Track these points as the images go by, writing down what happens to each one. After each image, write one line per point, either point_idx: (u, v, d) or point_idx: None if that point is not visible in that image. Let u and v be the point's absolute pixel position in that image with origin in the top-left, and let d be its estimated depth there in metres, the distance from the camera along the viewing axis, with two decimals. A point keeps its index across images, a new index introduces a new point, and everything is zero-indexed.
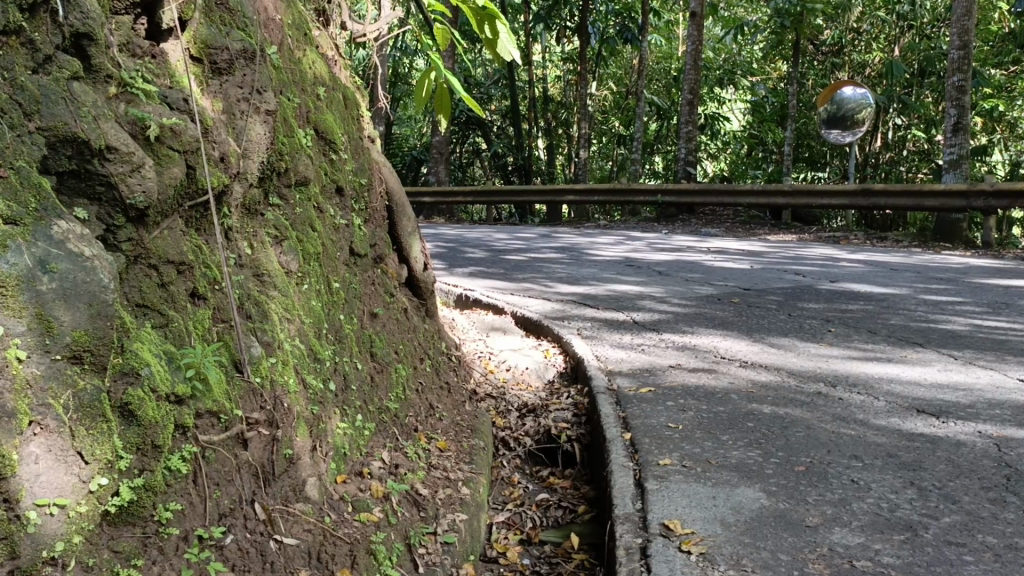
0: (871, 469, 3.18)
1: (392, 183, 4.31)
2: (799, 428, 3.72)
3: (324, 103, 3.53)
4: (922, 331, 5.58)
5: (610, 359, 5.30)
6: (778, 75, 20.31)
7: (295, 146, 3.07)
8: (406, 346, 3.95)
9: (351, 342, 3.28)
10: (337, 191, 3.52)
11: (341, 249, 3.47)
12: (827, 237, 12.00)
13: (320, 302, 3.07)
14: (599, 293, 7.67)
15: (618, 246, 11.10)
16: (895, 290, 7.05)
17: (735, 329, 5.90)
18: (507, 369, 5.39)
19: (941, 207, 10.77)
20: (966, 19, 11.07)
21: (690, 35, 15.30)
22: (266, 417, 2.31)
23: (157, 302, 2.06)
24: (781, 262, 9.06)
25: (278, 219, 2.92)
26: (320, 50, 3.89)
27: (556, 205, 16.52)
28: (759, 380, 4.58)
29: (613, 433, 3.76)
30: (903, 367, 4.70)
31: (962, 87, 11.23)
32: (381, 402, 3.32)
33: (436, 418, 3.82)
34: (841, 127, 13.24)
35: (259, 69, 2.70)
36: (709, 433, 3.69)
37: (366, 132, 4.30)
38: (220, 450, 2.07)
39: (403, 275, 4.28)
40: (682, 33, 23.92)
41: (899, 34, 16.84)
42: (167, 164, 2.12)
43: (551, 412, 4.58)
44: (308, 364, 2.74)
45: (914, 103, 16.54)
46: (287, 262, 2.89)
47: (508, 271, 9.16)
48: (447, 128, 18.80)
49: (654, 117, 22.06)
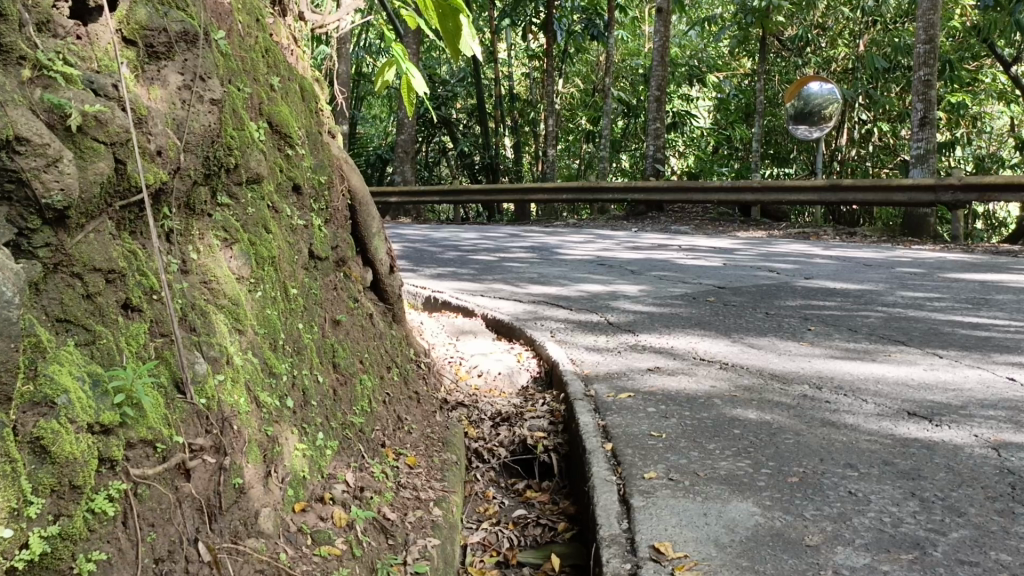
0: (869, 479, 2.99)
1: (354, 180, 4.05)
2: (788, 435, 3.53)
3: (278, 94, 3.27)
4: (903, 328, 5.43)
5: (586, 363, 5.08)
6: (743, 71, 20.33)
7: (246, 141, 2.81)
8: (371, 356, 3.71)
9: (311, 353, 3.03)
10: (295, 190, 3.26)
11: (299, 252, 3.21)
12: (796, 234, 11.92)
13: (276, 310, 2.82)
14: (571, 293, 7.45)
15: (589, 244, 10.91)
16: (871, 286, 6.92)
17: (713, 329, 5.71)
18: (479, 375, 5.19)
19: (907, 202, 10.75)
20: (932, 13, 11.01)
21: (656, 31, 15.15)
22: (213, 443, 2.07)
23: (81, 316, 1.82)
24: (754, 260, 8.92)
25: (227, 220, 2.67)
26: (275, 39, 3.63)
27: (524, 204, 16.29)
28: (740, 383, 4.39)
29: (593, 444, 3.55)
30: (888, 366, 4.54)
31: (928, 82, 11.17)
32: (344, 418, 3.09)
33: (405, 431, 3.57)
34: (809, 123, 13.15)
35: (201, 53, 2.44)
36: (695, 442, 3.48)
37: (326, 127, 4.05)
38: (156, 485, 1.81)
39: (367, 278, 4.05)
40: (648, 30, 23.88)
41: (864, 30, 16.92)
42: (91, 158, 1.85)
43: (525, 420, 4.36)
44: (262, 381, 2.50)
45: (880, 98, 16.59)
46: (239, 267, 2.64)
47: (477, 272, 8.91)
48: (413, 128, 18.41)
49: (621, 114, 21.99)
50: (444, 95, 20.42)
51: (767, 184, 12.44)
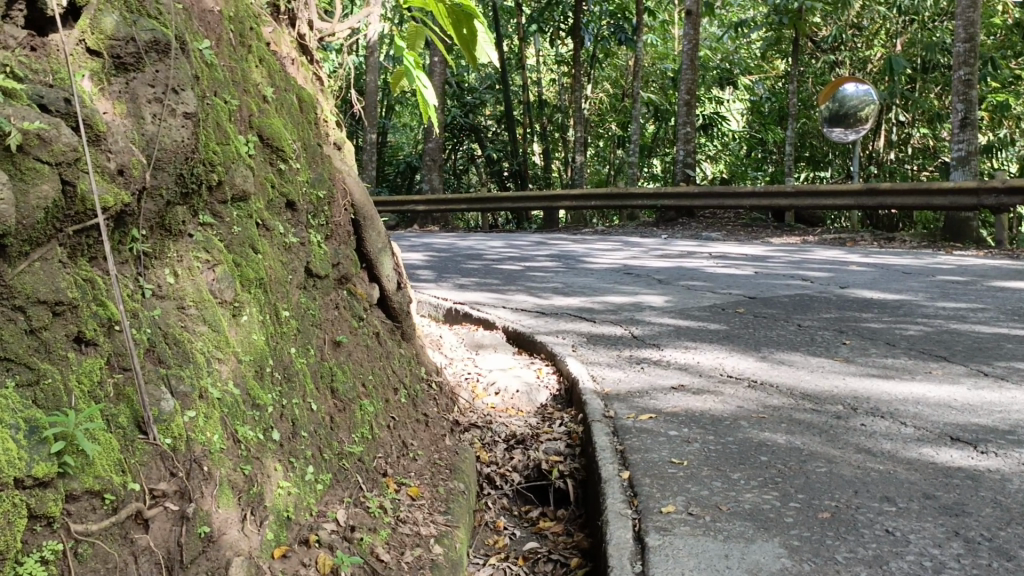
0: (908, 516, 2.74)
1: (358, 193, 3.88)
2: (820, 462, 3.28)
3: (271, 106, 3.11)
4: (944, 342, 5.15)
5: (607, 380, 4.86)
6: (777, 73, 19.98)
7: (231, 156, 2.65)
8: (376, 378, 3.52)
9: (305, 379, 2.85)
10: (288, 206, 3.09)
11: (294, 271, 3.03)
12: (832, 239, 11.58)
13: (263, 334, 2.64)
14: (596, 304, 7.23)
15: (616, 252, 10.67)
16: (910, 297, 6.61)
17: (741, 344, 5.46)
18: (495, 394, 4.97)
19: (948, 205, 10.39)
20: (972, 10, 10.62)
21: (686, 34, 14.89)
22: (178, 487, 1.90)
23: (23, 353, 1.68)
24: (787, 267, 8.62)
25: (209, 240, 2.50)
26: (273, 48, 3.49)
27: (552, 211, 16.09)
28: (769, 403, 4.15)
29: (610, 472, 3.32)
30: (929, 386, 4.26)
31: (969, 81, 10.77)
32: (341, 447, 2.91)
33: (410, 457, 3.37)
34: (844, 125, 12.79)
35: (175, 63, 2.27)
36: (719, 470, 3.25)
37: (327, 138, 3.88)
38: (98, 541, 1.67)
39: (374, 295, 3.88)
40: (678, 33, 23.59)
41: (901, 29, 16.52)
42: (33, 180, 1.71)
43: (541, 443, 4.15)
44: (244, 413, 2.32)
45: (918, 99, 16.19)
46: (221, 290, 2.46)
47: (501, 282, 8.72)
48: (441, 136, 18.26)
49: (651, 119, 21.75)
50: (472, 103, 20.50)
51: (801, 189, 12.11)
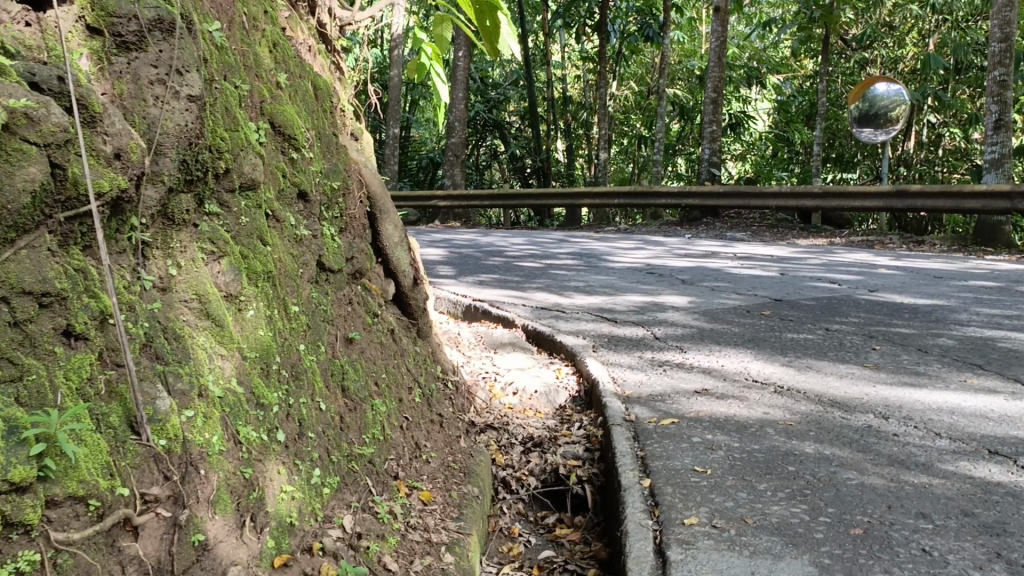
0: (945, 535, 2.58)
1: (375, 185, 3.76)
2: (851, 474, 3.13)
3: (285, 93, 3.00)
4: (979, 350, 4.96)
5: (628, 383, 4.72)
6: (805, 72, 19.70)
7: (240, 143, 2.54)
8: (389, 376, 3.41)
9: (313, 377, 2.74)
10: (300, 197, 2.97)
11: (305, 265, 2.92)
12: (860, 242, 11.34)
13: (270, 329, 2.53)
14: (618, 303, 7.09)
15: (639, 251, 10.51)
16: (941, 302, 6.42)
17: (767, 348, 5.30)
18: (514, 394, 4.84)
19: (980, 209, 10.14)
20: (1007, 9, 10.33)
21: (713, 31, 14.67)
22: (171, 492, 1.80)
23: (5, 347, 1.58)
24: (813, 269, 8.43)
25: (215, 230, 2.39)
26: (288, 34, 3.38)
27: (575, 209, 15.92)
28: (796, 410, 3.99)
29: (630, 479, 3.19)
30: (963, 396, 4.08)
31: (1004, 81, 10.49)
32: (350, 448, 2.79)
33: (423, 460, 3.25)
34: (874, 126, 12.54)
35: (179, 44, 2.17)
36: (743, 480, 3.10)
37: (342, 128, 3.77)
38: (81, 552, 1.57)
39: (389, 291, 3.77)
40: (705, 30, 23.36)
41: (934, 28, 16.22)
42: (19, 161, 1.61)
43: (559, 447, 4.03)
44: (247, 412, 2.21)
45: (950, 100, 15.92)
46: (226, 283, 2.37)
47: (520, 280, 8.60)
48: (464, 131, 18.09)
49: (676, 117, 21.53)
50: (495, 99, 20.38)
51: (829, 190, 11.87)
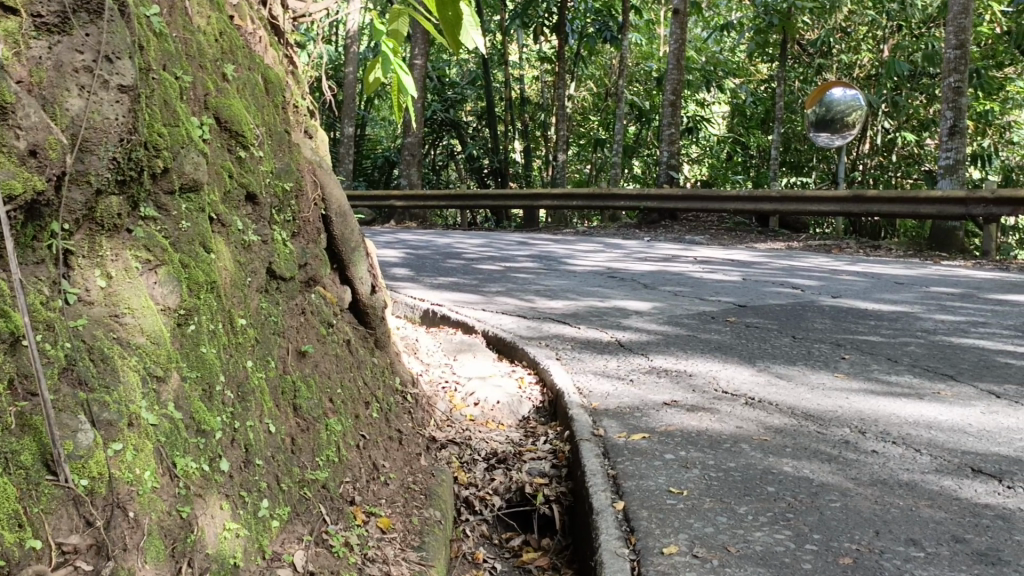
0: (939, 565, 2.47)
1: (330, 187, 3.51)
2: (834, 495, 2.99)
3: (232, 86, 2.75)
4: (949, 359, 4.88)
5: (594, 394, 4.54)
6: (761, 77, 19.81)
7: (181, 139, 2.29)
8: (344, 391, 3.18)
9: (262, 397, 2.50)
10: (249, 199, 2.72)
11: (253, 274, 2.68)
12: (817, 246, 11.34)
13: (214, 346, 2.29)
14: (580, 308, 6.91)
15: (598, 254, 10.37)
16: (905, 308, 6.37)
17: (735, 355, 5.17)
18: (475, 405, 4.64)
19: (936, 214, 10.18)
20: (962, 16, 10.39)
21: (672, 33, 14.61)
22: (93, 541, 1.64)
23: None
24: (774, 274, 8.36)
25: (151, 236, 2.15)
26: (235, 22, 3.12)
27: (532, 210, 15.76)
28: (769, 423, 3.86)
29: (602, 502, 3.01)
30: (938, 408, 3.98)
31: (959, 88, 10.54)
32: (302, 474, 2.57)
33: (381, 481, 3.03)
34: (831, 130, 12.57)
35: (110, 27, 1.92)
36: (724, 502, 2.95)
37: (294, 124, 3.52)
38: None
39: (345, 299, 3.54)
40: (664, 32, 23.37)
41: (888, 35, 16.41)
42: None
43: (524, 463, 3.84)
44: (186, 441, 1.98)
45: (905, 106, 16.12)
46: (164, 295, 2.13)
47: (480, 283, 8.39)
48: (421, 131, 17.86)
49: (634, 120, 21.54)
50: (453, 98, 20.12)
51: (787, 194, 11.85)
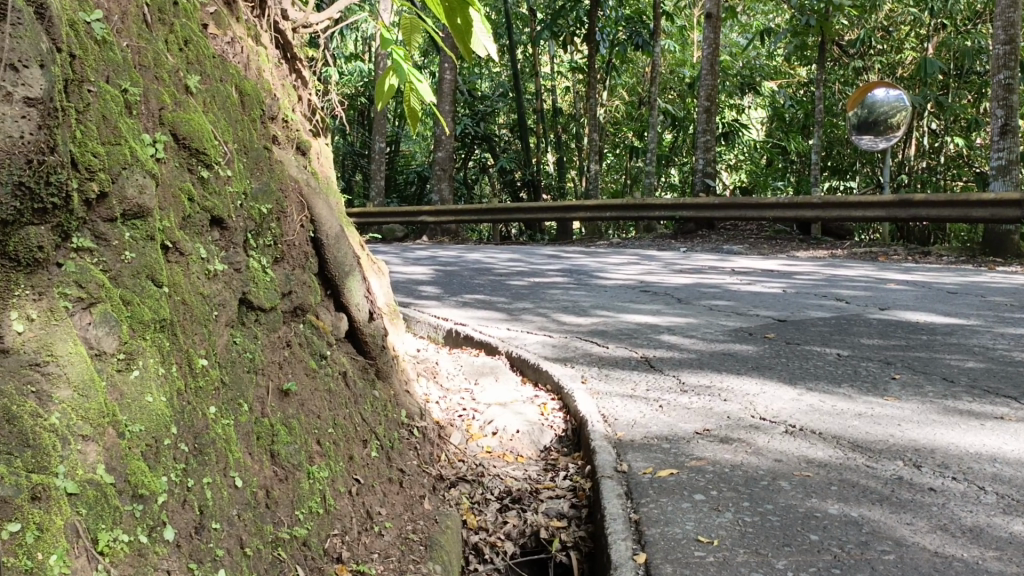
0: None
1: (319, 205, 3.21)
2: (888, 545, 2.63)
3: (195, 99, 2.48)
4: (1010, 378, 4.45)
5: (620, 422, 4.18)
6: (800, 80, 19.26)
7: (124, 159, 2.01)
8: (336, 431, 2.89)
9: (227, 446, 2.22)
10: (215, 223, 2.44)
11: (221, 307, 2.40)
12: (862, 253, 10.84)
13: (166, 393, 2.01)
14: (611, 326, 6.55)
15: (631, 267, 9.99)
16: (960, 321, 5.92)
17: (775, 376, 4.78)
18: (493, 434, 4.30)
19: (989, 218, 9.64)
20: (1012, 9, 9.84)
21: (705, 38, 14.16)
22: None
23: None
24: (818, 285, 7.91)
25: (85, 270, 1.86)
26: (205, 28, 2.83)
27: (565, 222, 15.40)
28: (813, 456, 3.48)
29: (621, 554, 2.67)
30: (1002, 437, 3.57)
31: (1009, 85, 9.98)
32: (275, 533, 2.28)
33: (374, 533, 2.73)
34: (874, 133, 12.02)
35: (16, 30, 1.62)
36: (762, 552, 2.61)
37: (279, 138, 3.22)
38: None
39: (340, 328, 3.25)
40: (697, 38, 22.97)
41: (932, 33, 15.82)
42: None
43: (542, 502, 3.51)
44: (118, 511, 1.73)
45: (950, 105, 15.52)
46: (98, 339, 1.85)
47: (506, 300, 8.07)
48: (452, 146, 17.66)
49: (668, 127, 21.16)
50: (483, 111, 19.92)
51: (829, 200, 11.35)
